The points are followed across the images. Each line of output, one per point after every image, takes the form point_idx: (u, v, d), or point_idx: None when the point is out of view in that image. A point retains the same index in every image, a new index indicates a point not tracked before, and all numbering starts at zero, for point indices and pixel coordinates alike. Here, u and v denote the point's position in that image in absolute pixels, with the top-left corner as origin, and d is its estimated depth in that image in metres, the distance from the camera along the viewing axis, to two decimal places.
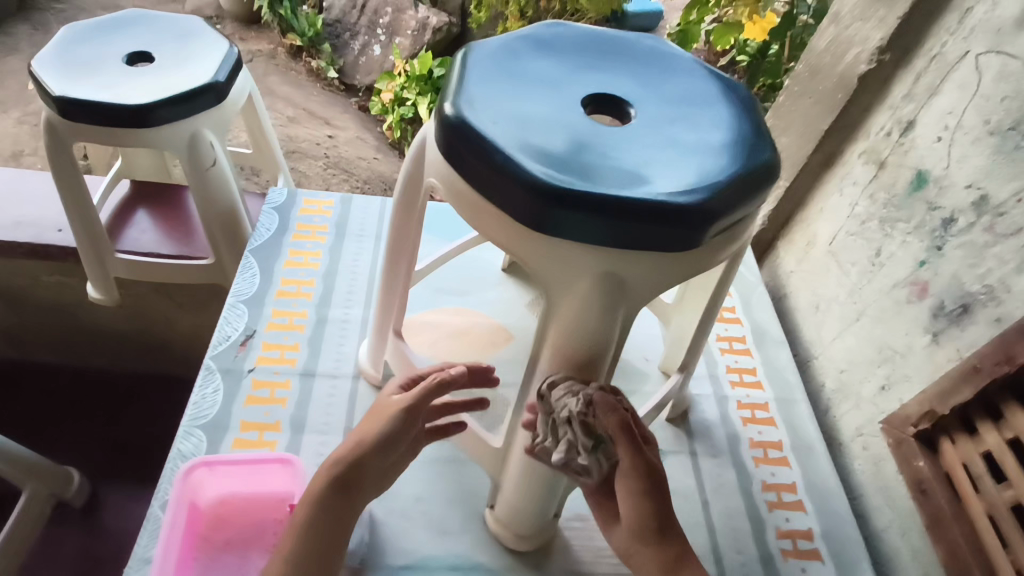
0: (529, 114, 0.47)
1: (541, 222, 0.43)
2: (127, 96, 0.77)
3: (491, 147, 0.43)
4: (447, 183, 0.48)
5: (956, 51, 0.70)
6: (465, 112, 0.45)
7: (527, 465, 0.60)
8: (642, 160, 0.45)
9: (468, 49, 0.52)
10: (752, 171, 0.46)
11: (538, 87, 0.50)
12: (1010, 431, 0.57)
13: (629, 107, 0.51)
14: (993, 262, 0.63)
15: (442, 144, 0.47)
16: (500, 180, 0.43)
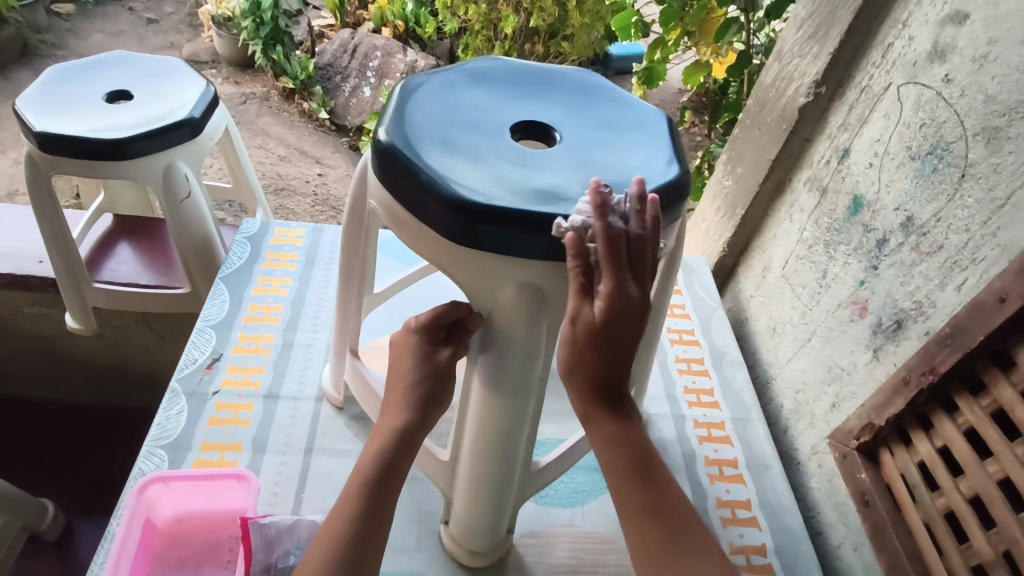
0: (458, 140, 0.51)
1: (466, 238, 0.46)
2: (104, 132, 0.81)
3: (418, 169, 0.47)
4: (384, 206, 0.52)
5: (881, 83, 0.75)
6: (396, 139, 0.49)
7: (472, 484, 0.61)
8: (561, 181, 0.49)
9: (405, 81, 0.56)
10: (665, 190, 0.50)
11: (469, 115, 0.54)
12: (940, 440, 0.59)
13: (556, 133, 0.55)
14: (920, 279, 0.66)
15: (377, 169, 0.51)
16: (427, 200, 0.47)
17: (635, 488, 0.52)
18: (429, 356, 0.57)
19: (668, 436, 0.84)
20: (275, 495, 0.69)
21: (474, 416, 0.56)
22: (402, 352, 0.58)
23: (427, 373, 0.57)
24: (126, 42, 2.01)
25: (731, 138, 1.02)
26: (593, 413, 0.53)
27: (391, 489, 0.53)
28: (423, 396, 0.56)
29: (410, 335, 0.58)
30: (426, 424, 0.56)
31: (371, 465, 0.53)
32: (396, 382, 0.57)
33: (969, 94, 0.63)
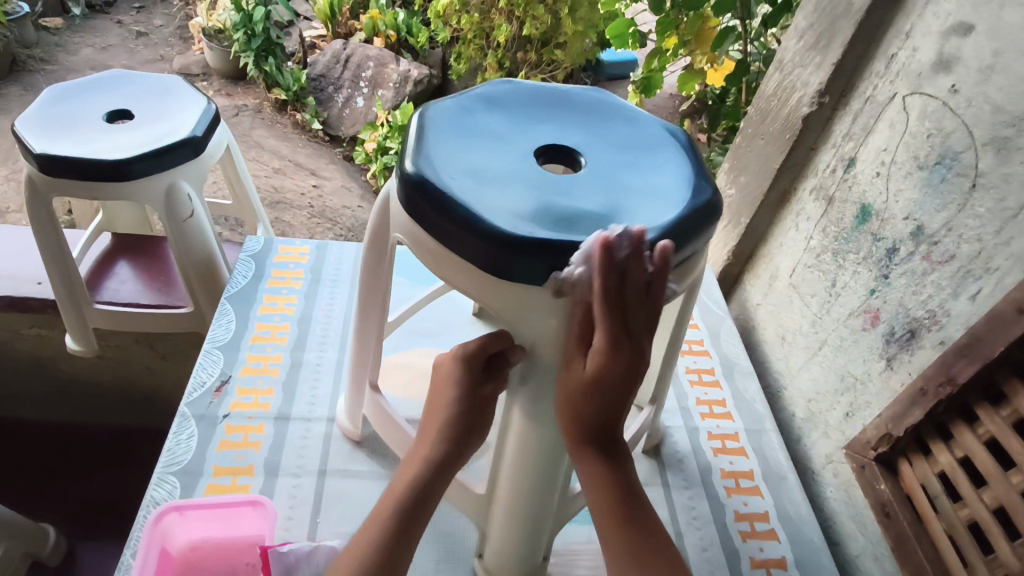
0: (485, 168, 0.51)
1: (506, 270, 0.46)
2: (105, 152, 0.80)
3: (453, 203, 0.47)
4: (413, 237, 0.51)
5: (885, 93, 0.75)
6: (425, 171, 0.48)
7: (512, 514, 0.61)
8: (594, 206, 0.49)
9: (422, 110, 0.56)
10: (696, 210, 0.51)
11: (492, 142, 0.54)
12: (960, 450, 0.59)
13: (580, 157, 0.55)
14: (932, 289, 0.66)
15: (405, 200, 0.50)
16: (463, 234, 0.47)
17: (621, 533, 0.50)
18: (471, 387, 0.55)
19: (684, 448, 0.86)
20: (291, 519, 0.68)
21: (515, 444, 0.57)
22: (445, 381, 0.57)
23: (467, 404, 0.55)
24: (116, 56, 1.99)
25: (733, 147, 1.02)
26: (581, 452, 0.52)
27: (419, 521, 0.52)
28: (461, 428, 0.56)
29: (454, 364, 0.57)
30: (460, 457, 0.56)
31: (402, 493, 0.52)
32: (435, 410, 0.57)
33: (976, 104, 0.62)
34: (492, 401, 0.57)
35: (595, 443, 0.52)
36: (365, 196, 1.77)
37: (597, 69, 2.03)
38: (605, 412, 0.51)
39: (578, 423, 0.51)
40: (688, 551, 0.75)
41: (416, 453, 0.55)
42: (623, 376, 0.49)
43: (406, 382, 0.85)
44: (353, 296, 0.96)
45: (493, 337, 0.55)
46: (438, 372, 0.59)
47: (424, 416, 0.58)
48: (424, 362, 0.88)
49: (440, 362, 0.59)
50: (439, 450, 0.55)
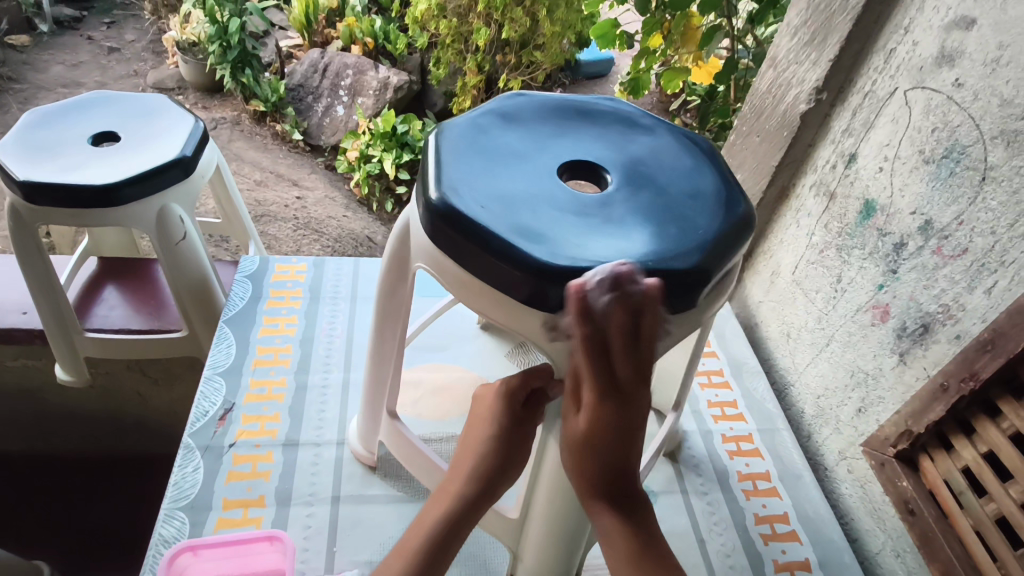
0: (513, 191, 0.49)
1: (545, 299, 0.45)
2: (93, 177, 0.77)
3: (487, 232, 0.45)
4: (441, 268, 0.50)
5: (885, 88, 0.75)
6: (452, 198, 0.47)
7: (546, 536, 0.60)
8: (629, 226, 0.48)
9: (439, 132, 0.54)
10: (731, 225, 0.50)
11: (514, 162, 0.53)
12: (985, 445, 0.59)
13: (605, 174, 0.54)
14: (945, 283, 0.66)
15: (430, 228, 0.49)
16: (498, 263, 0.45)
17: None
18: (511, 423, 0.55)
19: (700, 452, 0.85)
20: (306, 550, 0.66)
21: (550, 473, 0.56)
22: (483, 415, 0.57)
23: (504, 441, 0.55)
24: (88, 72, 1.93)
25: (727, 145, 1.01)
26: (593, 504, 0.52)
27: (449, 554, 0.52)
28: (496, 466, 0.55)
29: (495, 400, 0.57)
30: (492, 496, 0.55)
31: (435, 523, 0.52)
32: (471, 444, 0.57)
33: (983, 97, 0.62)
34: (529, 438, 0.57)
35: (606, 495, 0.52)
36: (350, 206, 1.74)
37: (576, 70, 2.03)
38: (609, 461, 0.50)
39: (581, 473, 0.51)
40: (711, 558, 0.74)
41: (449, 486, 0.55)
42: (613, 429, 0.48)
43: (414, 399, 0.83)
44: (356, 314, 0.94)
45: (537, 370, 0.56)
46: (479, 405, 0.59)
47: (457, 450, 0.58)
48: (431, 377, 0.86)
49: (482, 394, 0.59)
50: (472, 487, 0.54)
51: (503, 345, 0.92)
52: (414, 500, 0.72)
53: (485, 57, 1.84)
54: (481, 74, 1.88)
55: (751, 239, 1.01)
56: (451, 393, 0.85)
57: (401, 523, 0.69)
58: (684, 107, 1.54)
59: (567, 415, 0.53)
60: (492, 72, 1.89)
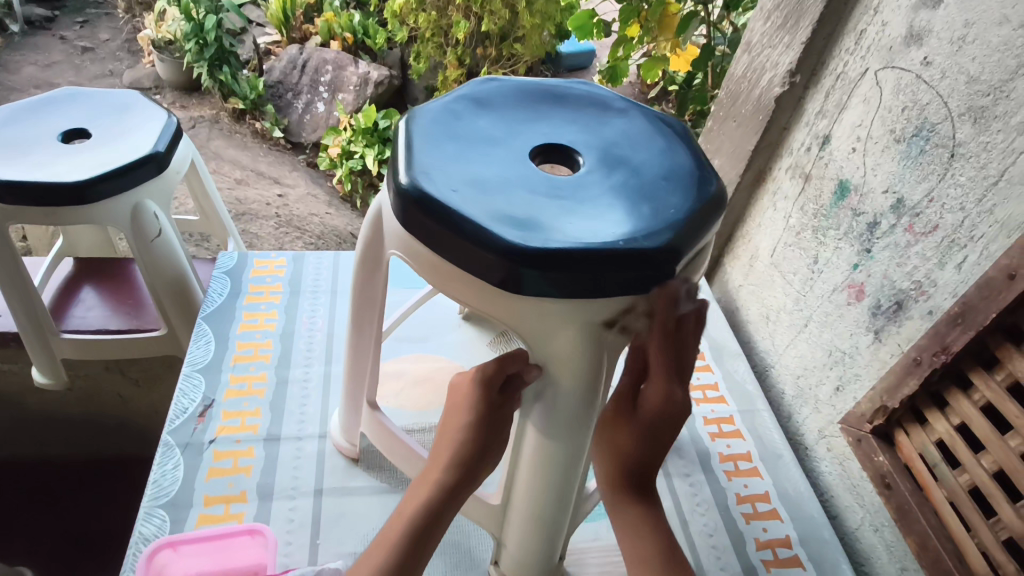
0: (484, 175, 0.49)
1: (518, 282, 0.45)
2: (63, 175, 0.76)
3: (458, 217, 0.45)
4: (415, 255, 0.50)
5: (857, 69, 0.75)
6: (422, 183, 0.47)
7: (527, 520, 0.60)
8: (601, 207, 0.48)
9: (410, 118, 0.54)
10: (702, 204, 0.50)
11: (486, 147, 0.52)
12: (957, 417, 0.60)
13: (577, 156, 0.54)
14: (918, 260, 0.67)
15: (402, 215, 0.48)
16: (470, 247, 0.45)
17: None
18: (490, 410, 0.54)
19: (682, 435, 0.86)
20: (289, 544, 0.65)
21: (529, 457, 0.57)
22: (462, 402, 0.56)
23: (483, 426, 0.54)
24: (62, 72, 1.90)
25: (705, 131, 1.02)
26: (620, 497, 0.55)
27: (430, 542, 0.53)
28: (475, 452, 0.54)
29: (472, 386, 0.55)
30: (472, 482, 0.55)
31: (415, 514, 0.52)
32: (449, 432, 0.55)
33: (951, 75, 0.63)
34: (508, 420, 0.56)
35: (634, 489, 0.54)
36: (332, 203, 1.73)
37: (557, 61, 2.02)
38: (647, 454, 0.53)
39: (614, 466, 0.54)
40: (694, 538, 0.75)
41: (428, 474, 0.55)
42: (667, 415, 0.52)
43: (397, 391, 0.83)
44: (336, 307, 0.93)
45: (511, 355, 0.52)
46: (456, 392, 0.57)
47: (437, 437, 0.57)
48: (413, 368, 0.86)
49: (458, 382, 0.57)
50: (452, 474, 0.54)
51: (485, 335, 0.92)
52: (397, 491, 0.72)
53: (465, 50, 1.83)
54: (462, 67, 1.88)
55: (730, 223, 1.01)
56: (433, 383, 0.85)
57: (384, 514, 0.69)
58: (664, 96, 1.55)
59: (545, 400, 0.53)
60: (473, 66, 1.89)
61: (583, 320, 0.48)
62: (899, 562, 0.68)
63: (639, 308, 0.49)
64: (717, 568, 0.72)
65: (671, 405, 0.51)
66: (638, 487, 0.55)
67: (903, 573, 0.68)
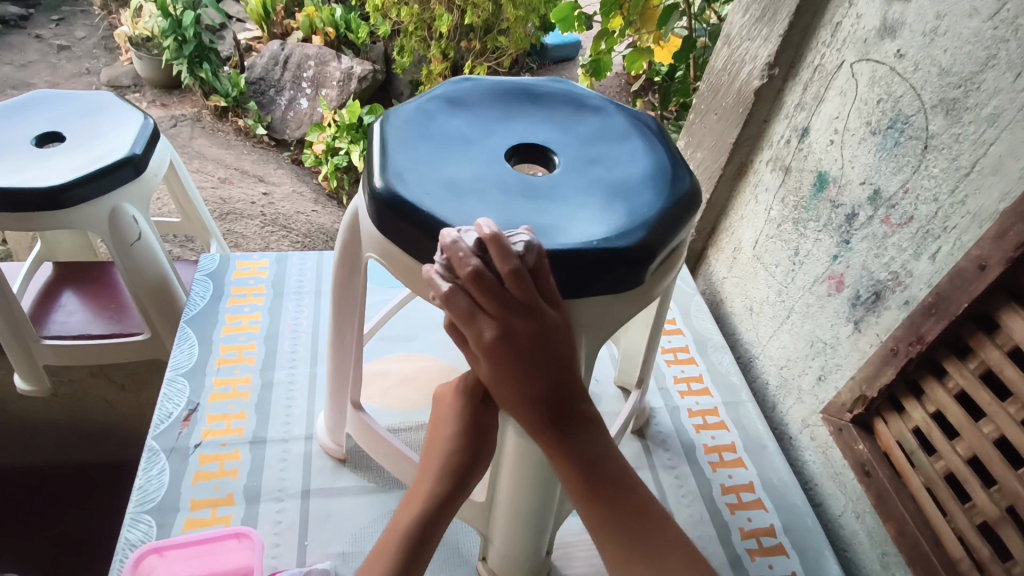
0: (459, 177, 0.49)
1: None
2: (40, 180, 0.75)
3: (433, 219, 0.45)
4: (392, 258, 0.50)
5: (833, 62, 0.76)
6: (396, 185, 0.47)
7: (513, 517, 0.60)
8: (577, 206, 0.49)
9: (384, 119, 0.54)
10: (677, 200, 0.50)
11: (462, 147, 0.52)
12: (933, 405, 0.61)
13: (553, 154, 0.54)
14: (894, 251, 0.68)
15: (377, 218, 0.49)
16: (445, 250, 0.45)
17: (587, 501, 0.50)
18: (475, 415, 0.54)
19: (667, 428, 0.86)
20: (277, 546, 0.65)
21: (510, 458, 0.57)
22: (446, 412, 0.55)
23: (470, 434, 0.54)
24: (38, 71, 1.86)
25: (687, 124, 1.02)
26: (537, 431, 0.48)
27: (423, 556, 0.51)
28: (465, 461, 0.53)
29: (455, 395, 0.55)
30: (463, 493, 0.54)
31: (407, 528, 0.52)
32: (436, 443, 0.55)
33: (923, 67, 0.64)
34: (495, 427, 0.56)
35: (549, 427, 0.48)
36: (318, 200, 1.72)
37: (542, 53, 2.02)
38: (545, 380, 0.46)
39: (518, 404, 0.47)
40: (680, 529, 0.76)
41: (419, 488, 0.54)
42: (531, 341, 0.45)
43: (383, 391, 0.83)
44: (320, 308, 0.93)
45: None
46: (440, 403, 0.57)
47: (425, 450, 0.56)
48: (399, 368, 0.86)
49: (441, 392, 0.57)
50: (442, 486, 0.53)
51: None
52: (385, 490, 0.72)
53: (449, 44, 1.82)
54: (446, 61, 1.86)
55: (713, 216, 1.02)
56: (419, 382, 0.85)
57: (372, 514, 0.69)
58: (649, 87, 1.55)
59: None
60: (457, 59, 1.88)
61: None
62: (880, 547, 0.70)
63: (616, 305, 0.49)
64: (703, 558, 0.73)
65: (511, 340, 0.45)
66: (555, 418, 0.48)
67: (884, 558, 0.69)
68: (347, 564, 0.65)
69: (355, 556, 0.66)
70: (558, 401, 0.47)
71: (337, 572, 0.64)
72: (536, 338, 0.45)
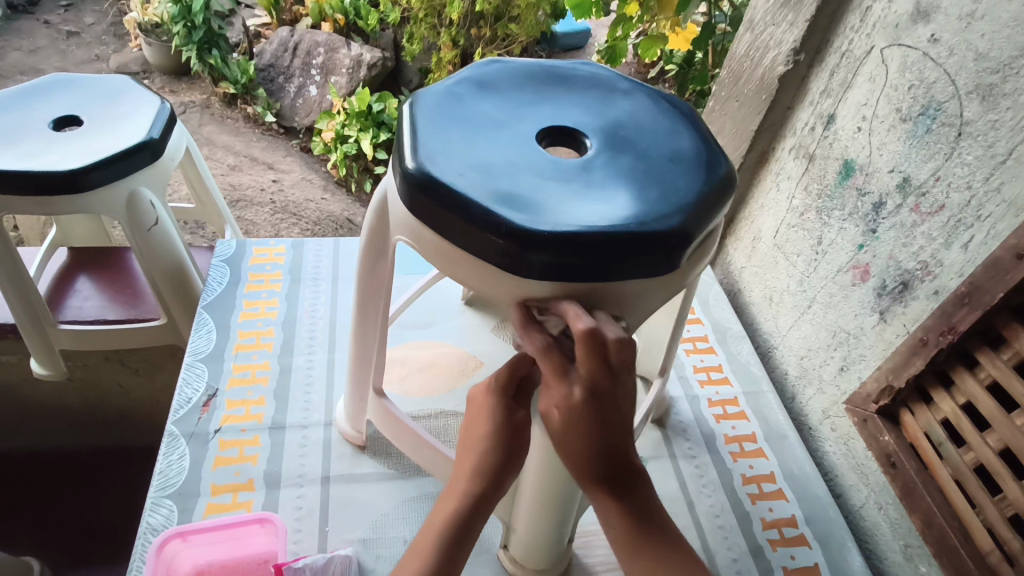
0: (490, 159, 0.48)
1: (527, 268, 0.45)
2: (58, 163, 0.74)
3: (466, 202, 0.44)
4: (422, 241, 0.49)
5: (862, 47, 0.74)
6: (427, 167, 0.46)
7: (539, 506, 0.60)
8: (609, 190, 0.48)
9: (412, 100, 0.53)
10: (712, 186, 0.49)
11: (491, 130, 0.52)
12: (963, 396, 0.60)
13: (584, 138, 0.53)
14: (924, 240, 0.67)
15: (407, 200, 0.48)
16: (479, 233, 0.44)
17: (634, 559, 0.49)
18: (508, 417, 0.52)
19: (687, 417, 0.86)
20: (298, 531, 0.65)
21: (537, 451, 0.57)
22: (480, 412, 0.53)
23: (506, 433, 0.51)
24: (47, 57, 1.86)
25: (706, 112, 1.01)
26: (592, 490, 0.48)
27: (462, 553, 0.49)
28: (500, 460, 0.51)
29: (487, 396, 0.53)
30: (499, 488, 0.51)
31: (444, 527, 0.49)
32: (470, 444, 0.52)
33: (958, 52, 0.62)
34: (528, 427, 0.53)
35: (603, 485, 0.48)
36: (328, 188, 1.72)
37: (551, 41, 1.99)
38: (608, 445, 0.46)
39: (575, 460, 0.47)
40: (701, 519, 0.75)
41: (454, 486, 0.51)
42: (597, 417, 0.45)
43: (402, 377, 0.83)
44: (337, 294, 0.93)
45: (520, 358, 0.54)
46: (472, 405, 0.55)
47: (459, 450, 0.54)
48: (418, 354, 0.86)
49: (472, 394, 0.55)
50: (477, 484, 0.50)
51: (488, 320, 0.92)
52: (405, 476, 0.72)
53: (459, 30, 1.79)
54: (456, 47, 1.84)
55: (732, 205, 1.01)
56: (439, 369, 0.84)
57: (392, 500, 0.69)
58: (661, 77, 1.54)
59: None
60: (468, 46, 1.85)
61: (593, 307, 0.47)
62: (903, 539, 0.69)
63: (648, 290, 0.48)
64: (724, 548, 0.73)
65: (597, 409, 0.45)
66: (609, 478, 0.48)
67: (907, 550, 0.69)
68: (370, 550, 0.65)
69: (379, 542, 0.66)
70: (613, 459, 0.47)
71: (358, 557, 0.64)
72: (617, 391, 0.45)
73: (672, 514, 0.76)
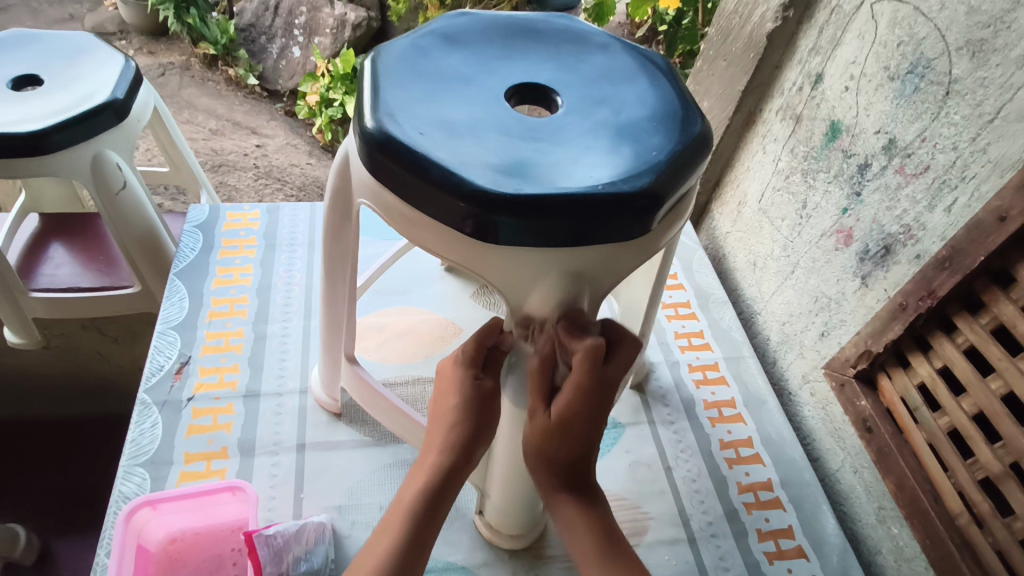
0: (455, 117, 0.46)
1: (492, 231, 0.43)
2: (19, 123, 0.71)
3: (428, 162, 0.42)
4: (386, 206, 0.47)
5: (852, 2, 0.71)
6: (387, 126, 0.44)
7: (512, 471, 0.60)
8: (579, 150, 0.46)
9: (374, 54, 0.51)
10: (686, 144, 0.47)
11: (456, 86, 0.49)
12: (940, 360, 0.59)
13: (555, 94, 0.51)
14: (907, 203, 0.65)
15: (367, 160, 0.46)
16: (442, 195, 0.42)
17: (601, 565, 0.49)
18: (474, 389, 0.50)
19: (666, 382, 0.86)
20: (273, 498, 0.65)
21: (509, 419, 0.56)
22: (448, 385, 0.52)
23: (474, 406, 0.50)
24: (19, 17, 1.79)
25: (694, 72, 0.97)
26: (556, 497, 0.51)
27: (434, 525, 0.49)
28: (468, 432, 0.50)
29: (456, 367, 0.52)
30: (470, 461, 0.50)
31: (414, 500, 0.48)
32: (439, 416, 0.51)
33: (950, 7, 0.60)
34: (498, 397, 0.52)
35: (568, 487, 0.51)
36: (313, 152, 1.67)
37: None
38: (578, 447, 0.49)
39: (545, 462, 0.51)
40: (678, 483, 0.76)
41: (424, 460, 0.51)
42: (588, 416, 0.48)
43: (379, 344, 0.82)
44: (314, 259, 0.91)
45: (486, 328, 0.52)
46: (441, 377, 0.53)
47: (429, 421, 0.53)
48: (396, 321, 0.85)
49: (441, 366, 0.54)
50: (447, 457, 0.50)
51: (469, 287, 0.91)
52: (381, 444, 0.71)
53: None
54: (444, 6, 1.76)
55: (718, 168, 0.99)
56: (417, 336, 0.83)
57: (368, 467, 0.69)
58: (653, 37, 1.49)
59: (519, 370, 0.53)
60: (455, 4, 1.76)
61: (563, 270, 0.46)
62: (877, 502, 0.70)
63: (618, 254, 0.47)
64: (700, 512, 0.73)
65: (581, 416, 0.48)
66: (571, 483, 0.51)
67: (880, 512, 0.69)
68: (346, 516, 0.65)
69: (355, 508, 0.66)
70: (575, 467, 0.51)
71: (333, 524, 0.64)
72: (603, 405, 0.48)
73: (650, 478, 0.76)
